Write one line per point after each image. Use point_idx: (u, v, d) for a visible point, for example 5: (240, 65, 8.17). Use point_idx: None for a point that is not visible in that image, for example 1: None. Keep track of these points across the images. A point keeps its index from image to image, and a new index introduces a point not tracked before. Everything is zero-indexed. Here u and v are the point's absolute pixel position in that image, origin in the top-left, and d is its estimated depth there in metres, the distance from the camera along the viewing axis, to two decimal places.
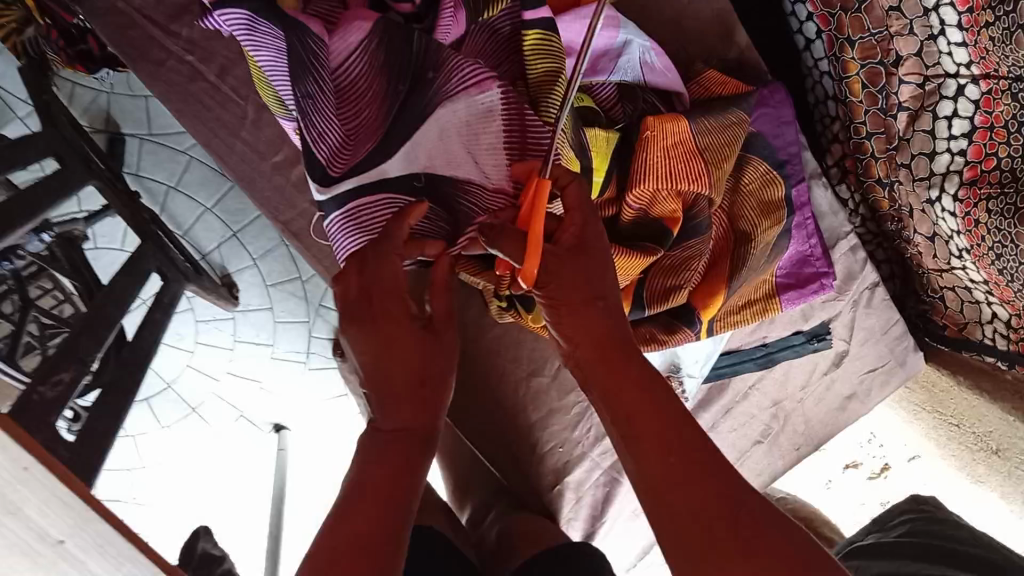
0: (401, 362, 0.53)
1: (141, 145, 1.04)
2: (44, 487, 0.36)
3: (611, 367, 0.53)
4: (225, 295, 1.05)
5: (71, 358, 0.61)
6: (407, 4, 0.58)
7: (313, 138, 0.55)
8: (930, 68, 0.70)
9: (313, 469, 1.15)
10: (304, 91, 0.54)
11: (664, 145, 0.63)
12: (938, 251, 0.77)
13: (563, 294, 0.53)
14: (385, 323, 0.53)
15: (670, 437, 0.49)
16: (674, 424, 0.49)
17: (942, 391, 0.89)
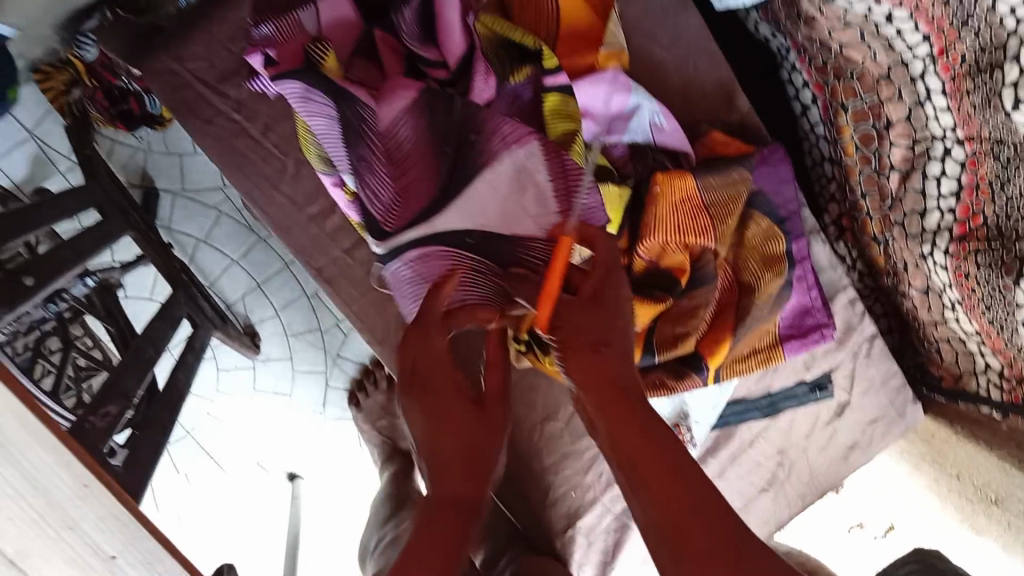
0: (451, 431, 0.58)
1: (174, 200, 1.10)
2: (101, 504, 0.39)
3: (617, 412, 0.54)
4: (248, 342, 1.09)
5: (116, 392, 0.65)
6: (441, 71, 0.65)
7: (368, 198, 0.62)
8: (920, 131, 0.72)
9: (327, 518, 1.18)
10: (359, 156, 0.62)
11: (672, 200, 0.69)
12: (933, 304, 0.81)
13: (574, 335, 0.57)
14: (437, 397, 0.59)
15: (671, 470, 0.50)
16: (679, 469, 0.50)
17: (941, 442, 0.93)
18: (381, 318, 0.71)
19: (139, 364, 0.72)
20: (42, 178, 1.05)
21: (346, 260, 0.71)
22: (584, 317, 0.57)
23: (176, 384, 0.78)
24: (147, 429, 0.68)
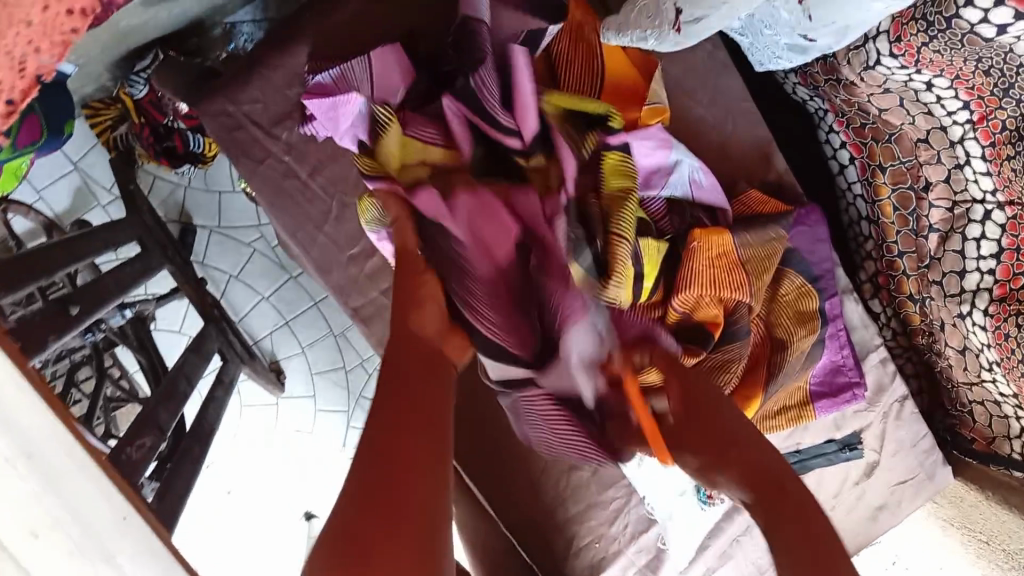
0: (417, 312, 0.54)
1: (210, 236, 1.11)
2: None
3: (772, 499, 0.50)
4: (274, 379, 1.11)
5: (151, 424, 0.65)
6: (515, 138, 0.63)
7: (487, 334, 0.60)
8: (959, 194, 0.76)
9: None
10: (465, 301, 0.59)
11: (708, 256, 0.68)
12: (969, 364, 0.81)
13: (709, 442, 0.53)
14: (410, 313, 0.53)
15: (805, 517, 0.49)
16: (839, 549, 0.47)
17: (970, 506, 0.92)
18: None
19: (173, 396, 0.73)
20: (83, 210, 1.08)
21: (383, 300, 0.73)
22: (697, 417, 0.55)
23: (207, 417, 0.79)
24: (180, 462, 0.68)
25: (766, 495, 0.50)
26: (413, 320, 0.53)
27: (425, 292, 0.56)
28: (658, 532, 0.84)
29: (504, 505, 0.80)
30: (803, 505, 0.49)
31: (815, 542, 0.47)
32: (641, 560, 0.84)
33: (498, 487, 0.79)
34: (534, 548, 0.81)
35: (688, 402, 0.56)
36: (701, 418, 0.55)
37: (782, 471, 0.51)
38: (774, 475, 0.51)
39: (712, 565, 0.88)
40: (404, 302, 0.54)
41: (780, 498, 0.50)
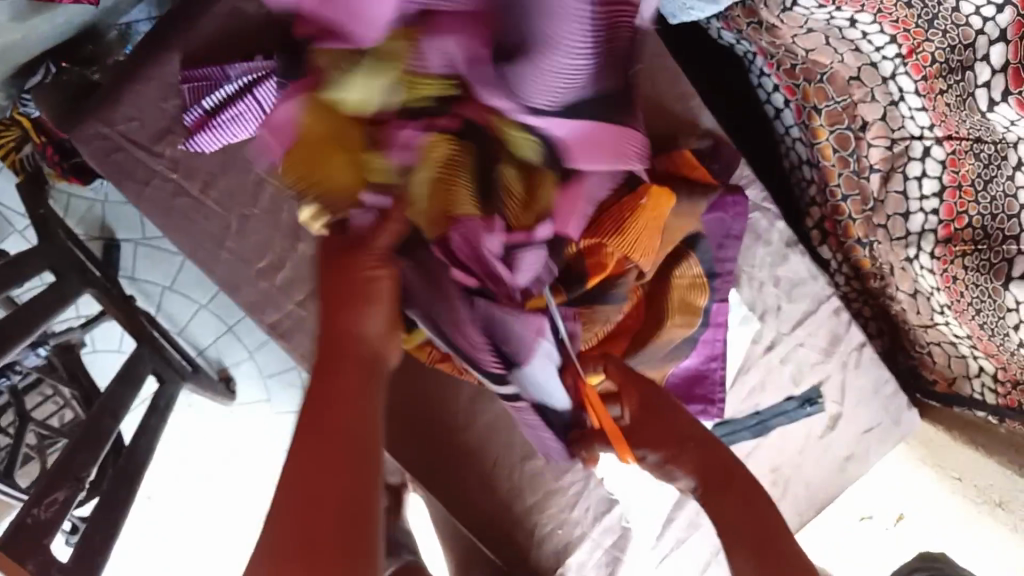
0: (347, 307, 0.46)
1: (136, 250, 1.07)
2: None
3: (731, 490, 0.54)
4: (223, 390, 1.06)
5: (66, 474, 0.62)
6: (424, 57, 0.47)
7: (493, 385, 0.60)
8: (897, 132, 0.72)
9: None
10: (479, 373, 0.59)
11: (649, 214, 0.63)
12: (921, 307, 0.79)
13: (657, 438, 0.57)
14: (347, 310, 0.46)
15: (755, 508, 0.53)
16: (751, 496, 0.54)
17: (938, 447, 0.92)
18: None
19: (94, 436, 0.69)
20: None
21: (299, 312, 0.68)
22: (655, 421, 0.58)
23: (139, 450, 0.75)
24: (105, 508, 0.65)
25: (714, 491, 0.54)
26: (352, 321, 0.46)
27: (378, 288, 0.47)
28: (621, 511, 0.81)
29: (456, 500, 0.77)
30: (750, 492, 0.54)
31: (766, 526, 0.52)
32: (608, 541, 0.81)
33: (447, 486, 0.77)
34: (494, 543, 0.78)
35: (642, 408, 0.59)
36: (663, 432, 0.57)
37: (727, 463, 0.56)
38: (721, 468, 0.55)
39: (682, 538, 0.85)
40: (333, 295, 0.47)
41: (732, 489, 0.54)
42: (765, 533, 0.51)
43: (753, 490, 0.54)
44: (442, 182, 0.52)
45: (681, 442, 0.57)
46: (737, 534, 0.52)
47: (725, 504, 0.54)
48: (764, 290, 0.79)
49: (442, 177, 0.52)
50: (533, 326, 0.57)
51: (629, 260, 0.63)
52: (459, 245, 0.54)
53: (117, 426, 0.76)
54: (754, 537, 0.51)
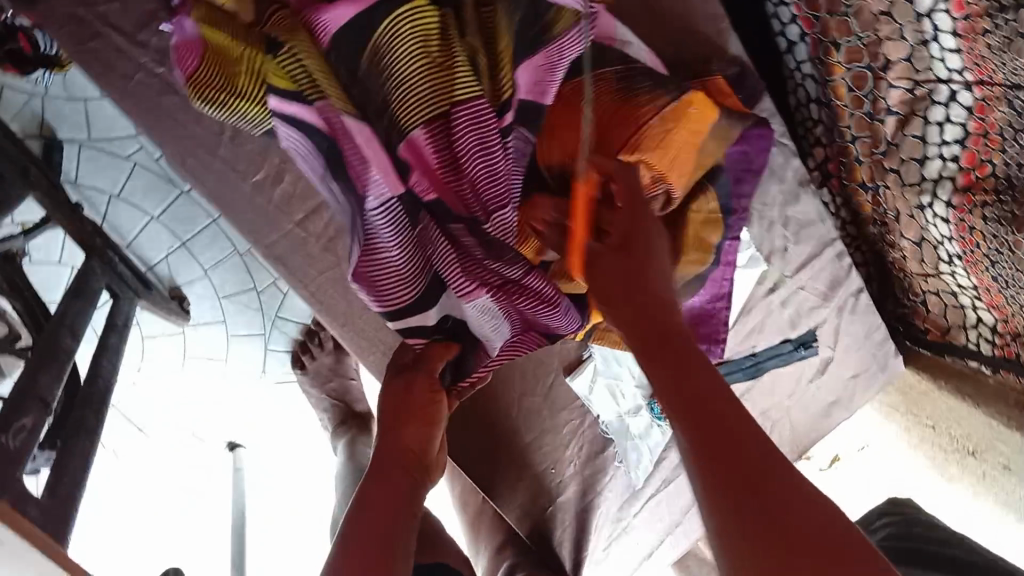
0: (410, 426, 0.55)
1: (80, 151, 0.96)
2: None
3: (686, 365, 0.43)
4: (177, 309, 1.00)
5: (32, 398, 0.56)
6: None
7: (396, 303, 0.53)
8: (921, 74, 0.69)
9: (286, 489, 1.16)
10: (391, 290, 0.53)
11: (689, 124, 0.59)
12: (926, 257, 0.77)
13: (612, 286, 0.48)
14: (410, 423, 0.55)
15: (740, 436, 0.39)
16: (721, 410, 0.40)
17: (920, 394, 0.91)
18: (343, 299, 0.68)
19: (58, 355, 0.63)
20: None
21: (299, 233, 0.66)
22: (645, 314, 0.46)
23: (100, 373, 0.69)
24: (72, 436, 0.59)
25: (677, 409, 0.41)
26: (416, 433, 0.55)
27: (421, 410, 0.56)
28: (616, 450, 0.79)
29: (467, 451, 0.73)
30: (733, 418, 0.40)
31: (734, 439, 0.39)
32: (603, 483, 0.80)
33: (457, 432, 0.73)
34: (496, 490, 0.75)
35: (617, 244, 0.49)
36: (664, 337, 0.45)
37: (706, 373, 0.42)
38: (697, 366, 0.43)
39: (669, 477, 0.83)
40: (397, 416, 0.55)
41: (697, 414, 0.40)
42: (721, 454, 0.38)
43: (723, 397, 0.41)
44: (419, 34, 0.49)
45: (634, 294, 0.47)
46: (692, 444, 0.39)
47: (695, 429, 0.40)
48: (773, 230, 0.77)
49: (424, 40, 0.49)
50: (466, 285, 0.54)
51: (663, 179, 0.59)
52: (459, 132, 0.50)
53: (76, 345, 0.68)
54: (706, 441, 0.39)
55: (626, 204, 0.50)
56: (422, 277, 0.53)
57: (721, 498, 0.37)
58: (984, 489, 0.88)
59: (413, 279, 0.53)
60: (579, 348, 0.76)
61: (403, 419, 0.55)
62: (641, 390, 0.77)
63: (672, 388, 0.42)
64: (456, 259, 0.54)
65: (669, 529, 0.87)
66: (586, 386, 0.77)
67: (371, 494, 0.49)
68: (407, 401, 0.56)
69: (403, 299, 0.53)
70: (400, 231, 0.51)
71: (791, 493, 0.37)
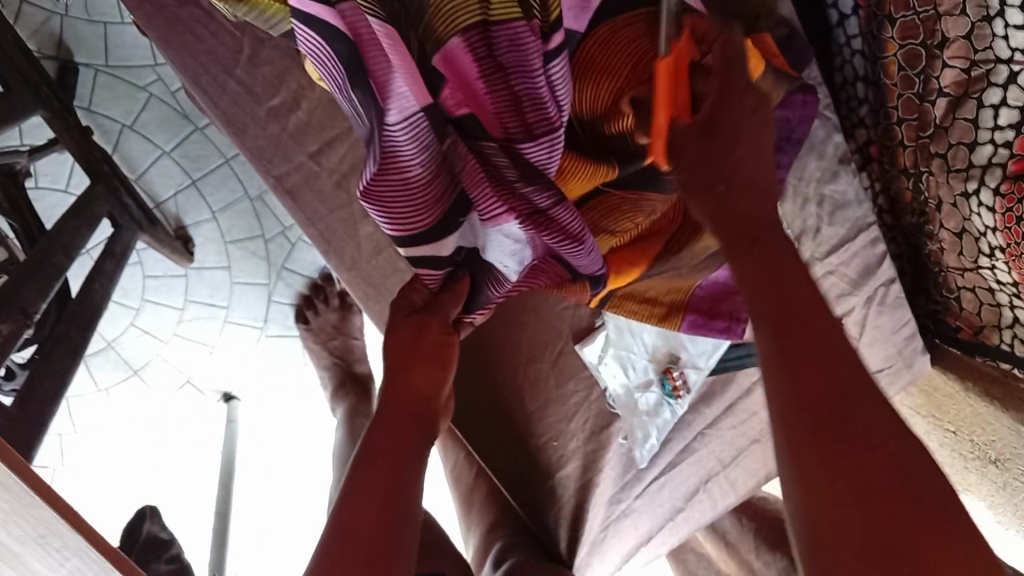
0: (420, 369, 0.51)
1: (96, 77, 0.93)
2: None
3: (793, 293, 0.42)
4: (180, 249, 0.98)
5: (10, 309, 0.53)
6: None
7: (408, 224, 0.48)
8: (980, 52, 0.63)
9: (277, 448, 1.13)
10: (401, 208, 0.47)
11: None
12: (966, 248, 0.71)
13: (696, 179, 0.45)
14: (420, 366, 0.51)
15: (852, 415, 0.38)
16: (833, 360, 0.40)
17: (943, 396, 0.87)
18: (351, 242, 0.63)
19: (45, 271, 0.61)
20: None
21: (311, 166, 0.60)
22: (764, 275, 0.43)
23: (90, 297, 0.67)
24: (51, 355, 0.56)
25: (795, 400, 0.39)
26: (425, 376, 0.51)
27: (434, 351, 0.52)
28: (621, 428, 0.76)
29: (470, 413, 0.73)
30: (849, 406, 0.39)
31: (857, 436, 0.38)
32: (604, 463, 0.76)
33: (462, 388, 0.73)
34: (492, 451, 0.75)
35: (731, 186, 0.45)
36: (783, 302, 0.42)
37: (828, 357, 0.40)
38: (813, 347, 0.40)
39: (674, 461, 0.78)
40: (407, 356, 0.51)
41: (825, 405, 0.39)
42: (843, 455, 0.37)
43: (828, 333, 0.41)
44: None
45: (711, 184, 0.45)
46: (804, 441, 0.38)
47: (808, 430, 0.38)
48: (807, 207, 0.73)
49: None
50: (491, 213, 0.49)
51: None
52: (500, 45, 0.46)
53: (69, 265, 0.66)
54: (826, 441, 0.38)
55: (718, 68, 0.44)
56: (443, 202, 0.48)
57: (814, 498, 0.37)
58: (1006, 498, 0.85)
59: (432, 204, 0.48)
60: (592, 316, 0.73)
61: (417, 363, 0.51)
62: (653, 364, 0.73)
63: (786, 357, 0.40)
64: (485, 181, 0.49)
65: (668, 518, 0.81)
66: (596, 356, 0.74)
67: (378, 441, 0.47)
68: (418, 338, 0.52)
69: (421, 225, 0.48)
70: (422, 148, 0.45)
71: (915, 496, 0.36)
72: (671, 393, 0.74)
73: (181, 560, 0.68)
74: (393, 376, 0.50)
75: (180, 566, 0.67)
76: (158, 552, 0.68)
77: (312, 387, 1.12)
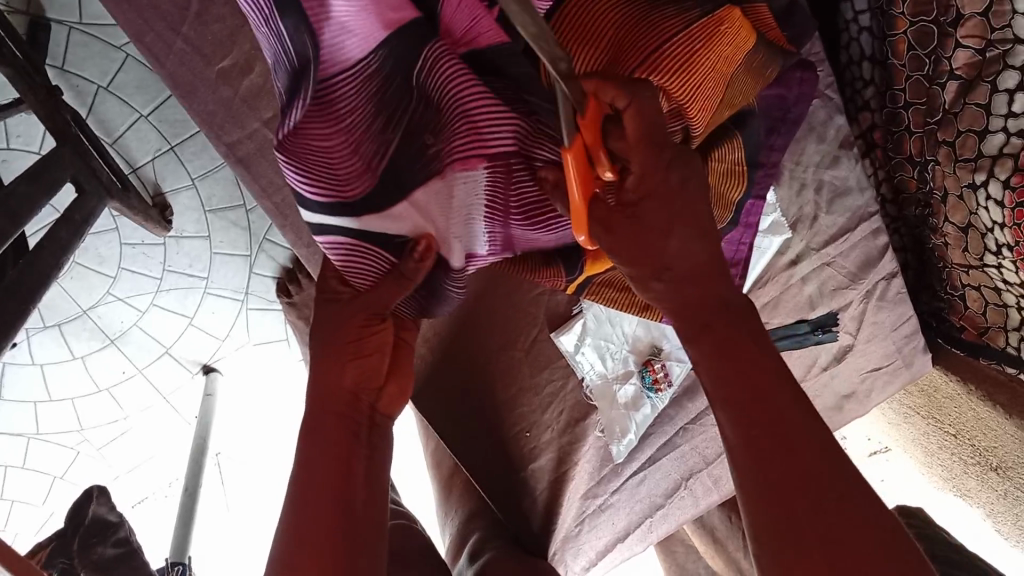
0: (356, 368, 0.48)
1: (70, 34, 0.87)
2: None
3: (732, 345, 0.39)
4: (156, 217, 0.93)
5: None
6: None
7: (335, 184, 0.38)
8: (997, 32, 0.56)
9: (259, 415, 1.14)
10: (324, 166, 0.38)
11: (720, 47, 0.49)
12: (971, 245, 0.65)
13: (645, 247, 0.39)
14: (348, 364, 0.48)
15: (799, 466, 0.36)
16: (776, 399, 0.37)
17: (944, 397, 0.82)
18: None
19: None
20: None
21: (266, 134, 0.59)
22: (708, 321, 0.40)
23: (40, 262, 0.65)
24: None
25: (771, 529, 0.35)
26: (350, 372, 0.48)
27: (372, 343, 0.48)
28: (598, 420, 0.72)
29: (434, 409, 0.68)
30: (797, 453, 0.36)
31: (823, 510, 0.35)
32: (579, 455, 0.73)
33: (441, 379, 0.68)
34: (470, 451, 0.69)
35: (688, 266, 0.40)
36: (751, 391, 0.38)
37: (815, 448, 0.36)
38: (773, 415, 0.37)
39: (653, 456, 0.75)
40: (341, 351, 0.47)
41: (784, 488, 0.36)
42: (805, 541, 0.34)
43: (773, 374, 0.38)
44: None
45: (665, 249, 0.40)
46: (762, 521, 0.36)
47: (774, 523, 0.35)
48: (804, 193, 0.69)
49: None
50: (461, 151, 0.37)
51: (682, 114, 0.49)
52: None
53: (19, 229, 0.65)
54: (806, 559, 0.34)
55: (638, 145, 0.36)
56: (379, 160, 0.38)
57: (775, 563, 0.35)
58: (1008, 507, 0.80)
59: (368, 171, 0.38)
60: (569, 303, 0.70)
61: (344, 358, 0.48)
62: (633, 354, 0.70)
63: (738, 406, 0.38)
64: (467, 130, 0.37)
65: (647, 513, 0.78)
66: (573, 345, 0.70)
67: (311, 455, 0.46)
68: (341, 330, 0.47)
69: (354, 191, 0.39)
70: (359, 99, 0.37)
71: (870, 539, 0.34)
72: (652, 386, 0.71)
73: (129, 543, 0.67)
74: (320, 371, 0.48)
75: (127, 550, 0.66)
76: (105, 535, 0.67)
77: (298, 362, 1.11)
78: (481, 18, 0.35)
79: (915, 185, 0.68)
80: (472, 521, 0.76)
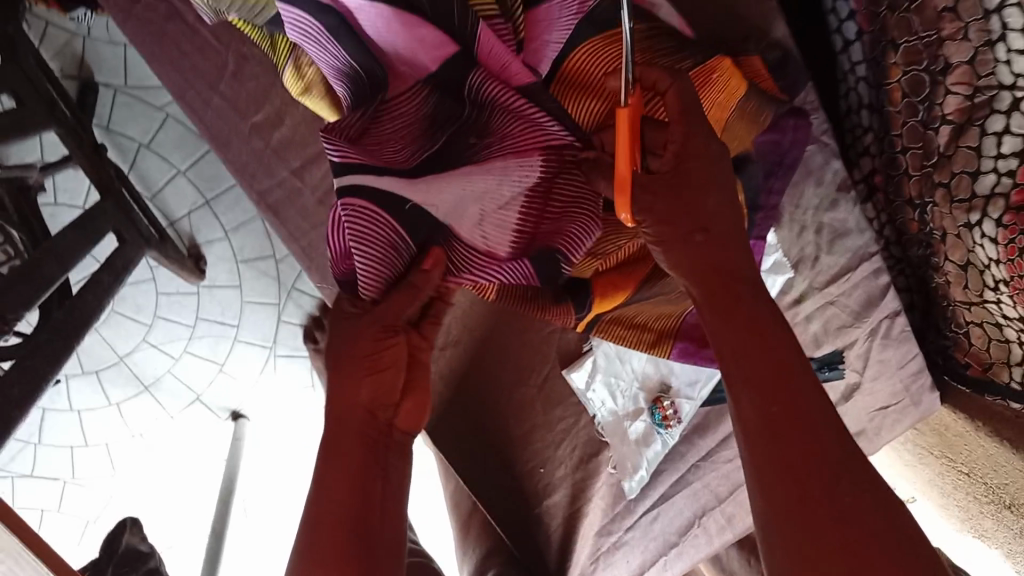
0: (376, 383, 0.50)
1: (115, 96, 0.94)
2: None
3: (756, 335, 0.44)
4: (191, 266, 0.98)
5: None
6: None
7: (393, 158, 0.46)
8: (983, 78, 0.59)
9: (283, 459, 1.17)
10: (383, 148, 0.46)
11: (713, 94, 0.53)
12: (971, 282, 0.67)
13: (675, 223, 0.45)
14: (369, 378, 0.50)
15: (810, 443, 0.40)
16: (795, 388, 0.42)
17: (955, 435, 0.83)
18: None
19: (36, 279, 0.64)
20: None
21: (294, 183, 0.64)
22: (732, 312, 0.45)
23: (82, 305, 0.70)
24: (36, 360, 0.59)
25: (784, 503, 0.40)
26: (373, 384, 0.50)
27: (390, 355, 0.50)
28: (611, 455, 0.74)
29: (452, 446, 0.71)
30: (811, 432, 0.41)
31: (828, 484, 0.39)
32: (593, 490, 0.75)
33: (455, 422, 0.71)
34: (483, 482, 0.72)
35: (707, 236, 0.46)
36: (770, 376, 0.42)
37: (822, 430, 0.41)
38: (794, 401, 0.42)
39: (667, 493, 0.77)
40: (360, 365, 0.49)
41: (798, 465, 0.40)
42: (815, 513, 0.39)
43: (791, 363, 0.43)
44: None
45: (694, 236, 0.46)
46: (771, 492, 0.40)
47: (786, 494, 0.40)
48: (805, 234, 0.72)
49: None
50: (516, 147, 0.46)
51: None
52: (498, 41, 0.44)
53: (65, 274, 0.69)
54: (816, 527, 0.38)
55: (677, 117, 0.45)
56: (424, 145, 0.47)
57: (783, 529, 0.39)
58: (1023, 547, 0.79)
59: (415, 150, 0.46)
60: (580, 340, 0.71)
61: (364, 371, 0.49)
62: (643, 392, 0.72)
63: (757, 386, 0.42)
64: (514, 124, 0.45)
65: (661, 552, 0.79)
66: (585, 382, 0.72)
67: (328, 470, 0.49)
68: (355, 343, 0.49)
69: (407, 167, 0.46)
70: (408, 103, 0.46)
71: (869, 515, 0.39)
72: (661, 422, 0.72)
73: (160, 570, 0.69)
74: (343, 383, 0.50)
75: None
76: (135, 565, 0.69)
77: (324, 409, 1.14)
78: (508, 63, 0.44)
79: (920, 227, 0.71)
80: (489, 558, 0.77)
